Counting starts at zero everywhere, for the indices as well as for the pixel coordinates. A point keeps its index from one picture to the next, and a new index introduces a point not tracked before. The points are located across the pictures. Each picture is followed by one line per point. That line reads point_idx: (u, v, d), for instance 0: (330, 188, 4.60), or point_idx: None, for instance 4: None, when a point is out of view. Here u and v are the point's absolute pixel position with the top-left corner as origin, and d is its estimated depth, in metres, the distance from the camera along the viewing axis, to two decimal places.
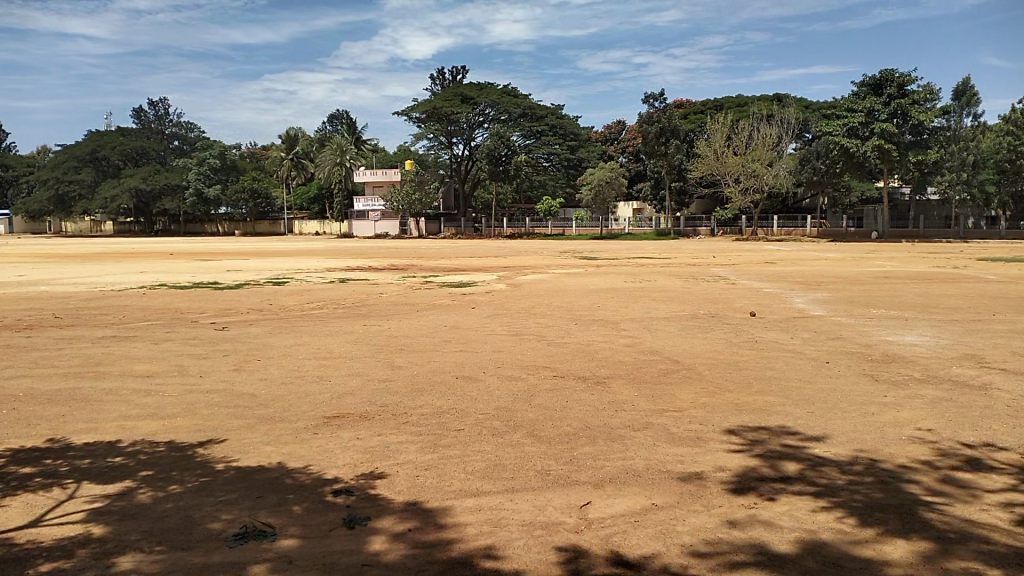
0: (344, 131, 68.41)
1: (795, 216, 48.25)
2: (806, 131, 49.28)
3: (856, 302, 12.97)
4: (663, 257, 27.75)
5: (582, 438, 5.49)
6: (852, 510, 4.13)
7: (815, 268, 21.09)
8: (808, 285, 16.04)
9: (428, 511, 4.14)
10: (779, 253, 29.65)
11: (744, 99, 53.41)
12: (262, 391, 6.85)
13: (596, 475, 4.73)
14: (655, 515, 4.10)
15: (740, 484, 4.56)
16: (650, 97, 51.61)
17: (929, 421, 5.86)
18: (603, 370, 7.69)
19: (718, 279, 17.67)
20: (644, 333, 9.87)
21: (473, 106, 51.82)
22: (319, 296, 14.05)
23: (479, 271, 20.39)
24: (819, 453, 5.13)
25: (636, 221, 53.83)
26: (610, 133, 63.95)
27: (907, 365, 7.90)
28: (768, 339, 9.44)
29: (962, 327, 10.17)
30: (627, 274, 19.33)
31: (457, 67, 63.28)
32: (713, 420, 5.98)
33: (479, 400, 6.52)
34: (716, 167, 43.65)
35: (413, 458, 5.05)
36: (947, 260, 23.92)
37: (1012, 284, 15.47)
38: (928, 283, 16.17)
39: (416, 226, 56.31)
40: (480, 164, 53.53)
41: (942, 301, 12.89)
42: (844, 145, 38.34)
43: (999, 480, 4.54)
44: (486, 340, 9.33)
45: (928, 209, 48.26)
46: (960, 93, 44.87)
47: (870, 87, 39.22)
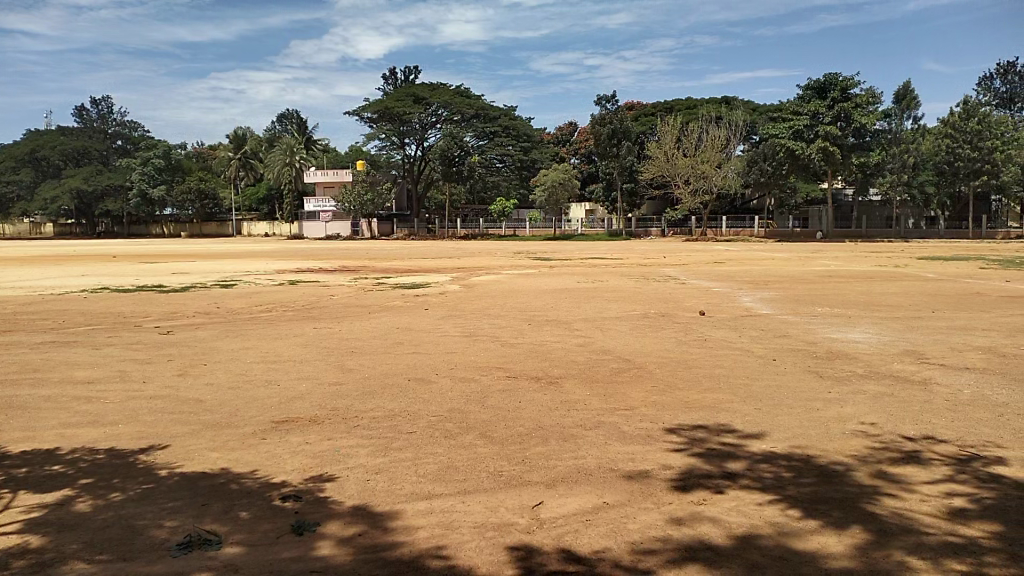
0: (294, 131, 67.28)
1: (743, 217, 49.05)
2: (753, 134, 50.10)
3: (802, 300, 13.25)
4: (614, 257, 27.90)
5: (535, 438, 5.48)
6: (798, 504, 4.20)
7: (763, 266, 21.54)
8: (755, 284, 16.32)
9: (376, 515, 4.09)
10: (729, 253, 30.11)
11: (693, 102, 54.12)
12: (208, 396, 6.69)
13: (548, 475, 4.73)
14: (606, 513, 4.11)
15: (688, 481, 4.61)
16: (602, 99, 51.96)
17: (871, 416, 6.02)
18: (556, 371, 7.68)
19: (669, 279, 17.81)
20: (597, 333, 9.92)
21: (426, 107, 51.77)
22: (268, 299, 13.80)
23: (433, 272, 20.21)
24: (763, 450, 5.21)
25: (589, 221, 54.11)
26: (562, 135, 64.18)
27: (851, 361, 8.09)
28: (717, 337, 9.57)
29: (904, 325, 10.45)
30: (580, 275, 19.43)
31: (408, 67, 62.91)
32: (663, 418, 6.03)
33: (431, 403, 6.47)
34: (667, 169, 44.35)
35: (364, 462, 4.98)
36: (888, 258, 24.67)
37: (950, 283, 15.94)
38: (870, 281, 16.56)
39: (368, 227, 55.84)
40: (433, 165, 53.37)
41: (884, 299, 13.24)
42: (789, 147, 39.26)
43: (935, 473, 4.69)
44: (438, 342, 9.27)
45: (870, 210, 49.47)
46: (901, 96, 46.33)
47: (815, 91, 40.16)
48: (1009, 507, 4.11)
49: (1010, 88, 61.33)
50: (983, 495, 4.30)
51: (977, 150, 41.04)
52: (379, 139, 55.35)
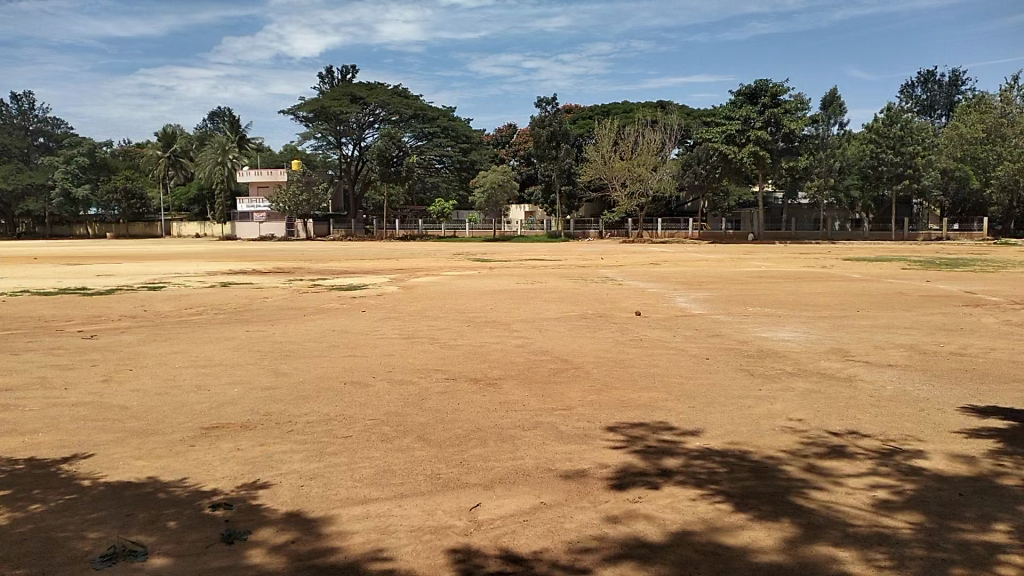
0: (227, 129, 65.67)
1: (677, 219, 50.01)
2: (688, 137, 51.12)
3: (734, 300, 13.58)
4: (554, 259, 28.07)
5: (473, 440, 5.46)
6: (729, 499, 4.29)
7: (698, 268, 21.98)
8: (690, 285, 16.62)
9: (311, 521, 4.01)
10: (664, 254, 30.71)
11: (630, 105, 54.98)
12: (135, 403, 6.45)
13: (485, 476, 4.72)
14: (544, 513, 4.12)
15: (624, 480, 4.66)
16: (542, 101, 52.25)
17: (800, 412, 6.19)
18: (495, 372, 7.68)
19: (607, 280, 18.01)
20: (535, 334, 9.97)
21: (363, 106, 51.20)
22: (199, 302, 13.41)
23: (369, 274, 19.97)
24: (696, 446, 5.31)
25: (528, 223, 54.45)
26: (501, 136, 64.34)
27: (780, 359, 8.33)
28: (653, 337, 9.73)
29: (831, 323, 10.83)
30: (520, 276, 19.52)
31: (346, 66, 62.16)
32: (600, 417, 6.09)
33: (368, 406, 6.38)
34: (604, 171, 44.95)
35: (298, 467, 4.88)
36: (816, 260, 25.49)
37: (875, 283, 16.53)
38: (800, 282, 17.08)
39: (304, 228, 54.83)
40: (371, 165, 52.96)
41: (812, 299, 13.68)
42: (722, 151, 40.17)
43: (860, 466, 4.85)
44: (375, 344, 9.17)
45: (798, 212, 51.11)
46: (828, 103, 48.03)
47: (746, 96, 41.09)
48: (930, 498, 4.28)
49: (930, 95, 64.17)
50: (904, 487, 4.48)
51: (899, 155, 43.03)
52: (316, 138, 54.59)
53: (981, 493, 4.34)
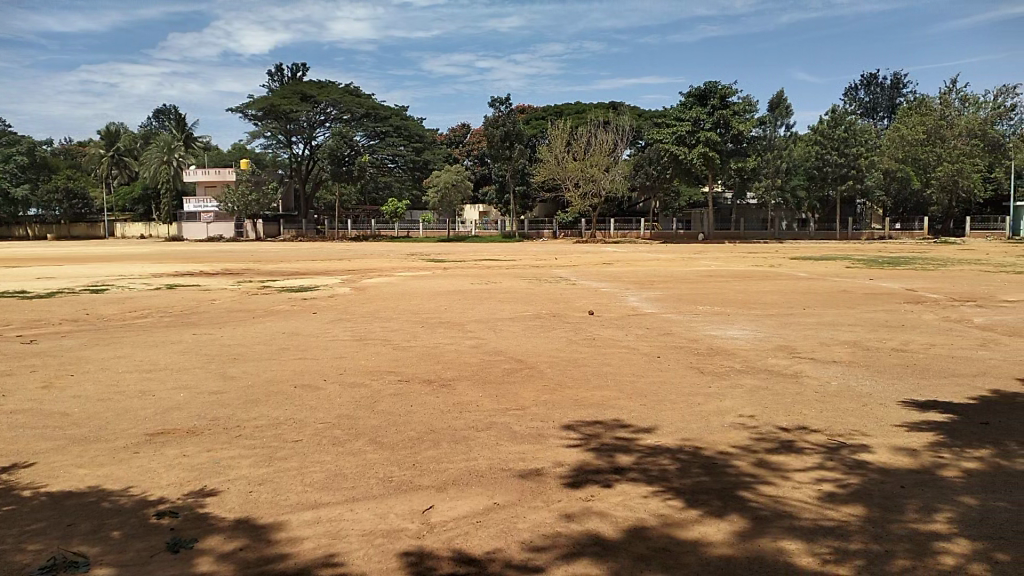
0: (172, 126, 64.09)
1: (629, 219, 50.49)
2: (639, 138, 51.60)
3: (685, 299, 13.76)
4: (508, 259, 28.13)
5: (427, 441, 5.44)
6: (680, 495, 4.35)
7: (649, 267, 22.25)
8: (641, 284, 16.81)
9: (260, 527, 3.94)
10: (616, 254, 30.92)
11: (582, 106, 55.36)
12: (76, 409, 6.25)
13: (438, 478, 4.70)
14: (497, 513, 4.12)
15: (577, 478, 4.68)
16: (495, 101, 52.26)
17: (748, 409, 6.31)
18: (449, 372, 7.66)
19: (560, 280, 18.09)
20: (488, 334, 9.96)
21: (314, 105, 50.56)
22: (143, 304, 13.06)
23: (321, 275, 19.65)
24: (649, 443, 5.37)
25: (482, 223, 54.29)
26: (455, 136, 64.11)
27: (729, 356, 8.48)
28: (606, 336, 9.80)
29: (778, 321, 11.07)
30: (474, 276, 19.48)
31: (296, 64, 61.34)
32: (554, 416, 6.12)
33: (319, 410, 6.29)
34: (557, 172, 45.21)
35: (246, 473, 4.79)
36: (763, 259, 26.02)
37: (821, 281, 16.94)
38: (748, 280, 17.39)
39: (253, 228, 53.65)
40: (322, 164, 52.31)
41: (760, 297, 13.96)
42: (672, 152, 40.70)
43: (806, 460, 4.97)
44: (326, 346, 9.05)
45: (746, 212, 52.07)
46: (775, 105, 49.10)
47: (696, 98, 41.64)
48: (873, 491, 4.39)
49: (872, 98, 65.99)
50: (849, 480, 4.59)
51: (843, 156, 44.12)
52: (265, 137, 53.69)
53: (922, 485, 4.47)
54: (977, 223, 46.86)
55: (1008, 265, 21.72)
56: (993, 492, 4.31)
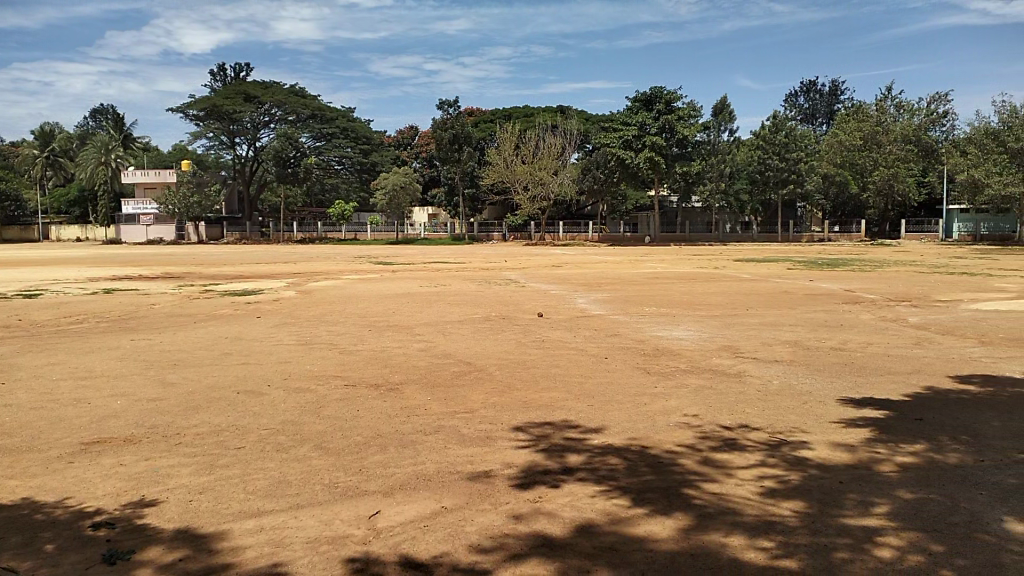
0: (110, 127, 62.27)
1: (578, 222, 50.84)
2: (587, 142, 52.04)
3: (633, 301, 13.93)
4: (457, 262, 28.12)
5: (373, 446, 5.38)
6: (628, 494, 4.39)
7: (597, 270, 22.47)
8: (590, 287, 16.94)
9: (201, 537, 3.84)
10: (565, 257, 31.09)
11: (530, 109, 55.62)
12: (6, 419, 6.01)
13: (385, 483, 4.65)
14: (445, 517, 4.10)
15: (526, 479, 4.69)
16: (444, 104, 52.13)
17: (693, 408, 6.41)
18: (396, 376, 7.59)
19: (509, 283, 18.13)
20: (437, 337, 9.92)
21: (258, 105, 49.74)
22: (78, 310, 12.63)
23: (266, 278, 19.31)
24: (596, 443, 5.42)
25: (431, 225, 53.96)
26: (403, 139, 63.76)
27: (675, 357, 8.61)
28: (554, 338, 9.85)
29: (722, 321, 11.29)
30: (422, 279, 19.36)
31: (239, 64, 60.35)
32: (502, 419, 6.11)
33: (262, 416, 6.17)
34: (506, 174, 45.26)
35: (186, 482, 4.66)
36: (709, 261, 26.48)
37: (763, 283, 17.33)
38: (693, 282, 17.68)
39: (195, 231, 52.16)
40: (266, 166, 51.34)
41: (705, 298, 14.21)
42: (619, 155, 41.20)
43: (750, 458, 5.07)
44: (271, 351, 8.89)
45: (691, 216, 52.96)
46: (719, 110, 50.12)
47: (642, 103, 42.03)
48: (812, 486, 4.50)
49: (811, 104, 67.93)
50: (791, 476, 4.71)
51: (784, 161, 45.40)
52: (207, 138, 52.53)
53: (859, 480, 4.60)
54: (911, 225, 48.72)
55: (940, 267, 22.57)
56: (927, 487, 4.45)
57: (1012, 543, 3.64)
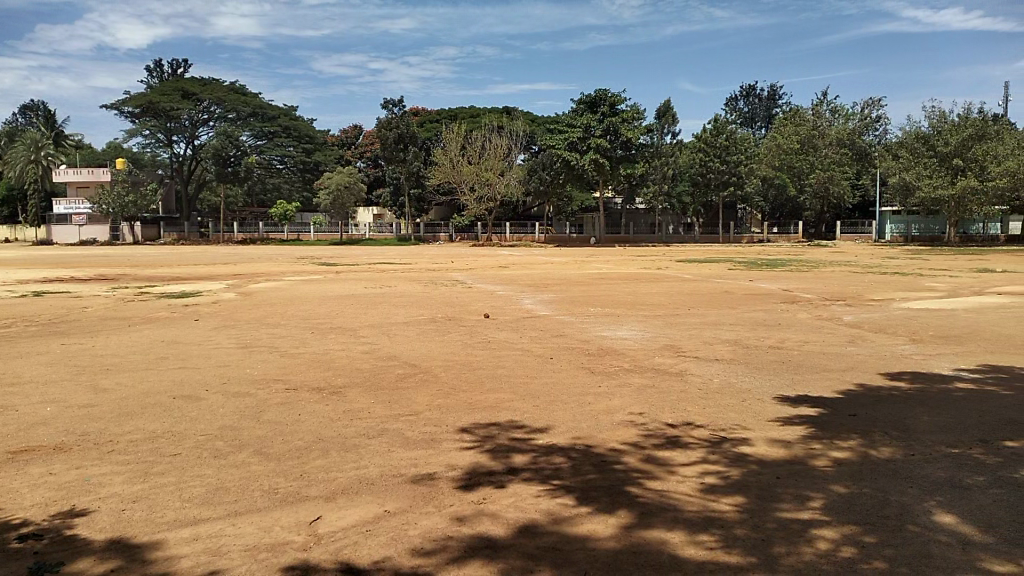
0: (41, 123, 60.12)
1: (525, 223, 51.05)
2: (532, 144, 52.34)
3: (578, 301, 14.05)
4: (402, 262, 28.00)
5: (314, 451, 5.30)
6: (572, 493, 4.41)
7: (543, 270, 22.61)
8: (536, 287, 17.04)
9: (134, 547, 3.73)
10: (511, 257, 31.17)
11: (476, 110, 55.55)
12: None
13: (327, 488, 4.57)
14: (388, 521, 4.06)
15: (470, 480, 4.68)
16: (389, 104, 51.82)
17: (636, 407, 6.48)
18: (340, 379, 7.50)
19: (455, 284, 18.09)
20: (382, 339, 9.82)
21: (196, 103, 48.53)
22: (4, 313, 12.15)
23: (205, 280, 18.90)
24: (541, 443, 5.44)
25: (376, 226, 53.46)
26: (347, 138, 63.16)
27: (619, 356, 8.72)
28: (500, 339, 9.86)
29: (665, 321, 11.46)
30: (367, 280, 19.18)
31: (177, 60, 59.00)
32: (447, 420, 6.09)
33: (200, 421, 6.02)
34: (452, 175, 45.09)
35: (119, 490, 4.52)
36: (652, 262, 26.87)
37: (705, 283, 17.67)
38: (636, 283, 17.94)
39: (130, 232, 50.49)
40: (205, 164, 50.21)
41: (648, 299, 14.43)
42: (565, 157, 41.49)
43: (692, 455, 5.15)
44: (210, 354, 8.69)
45: (636, 217, 53.62)
46: (662, 113, 50.92)
47: (586, 105, 42.42)
48: (750, 482, 4.60)
49: (751, 109, 69.55)
50: (731, 472, 4.81)
51: (725, 163, 46.21)
52: (143, 136, 51.08)
53: (795, 475, 4.72)
54: (846, 227, 50.02)
55: (872, 267, 23.31)
56: (859, 481, 4.59)
57: (939, 534, 3.78)
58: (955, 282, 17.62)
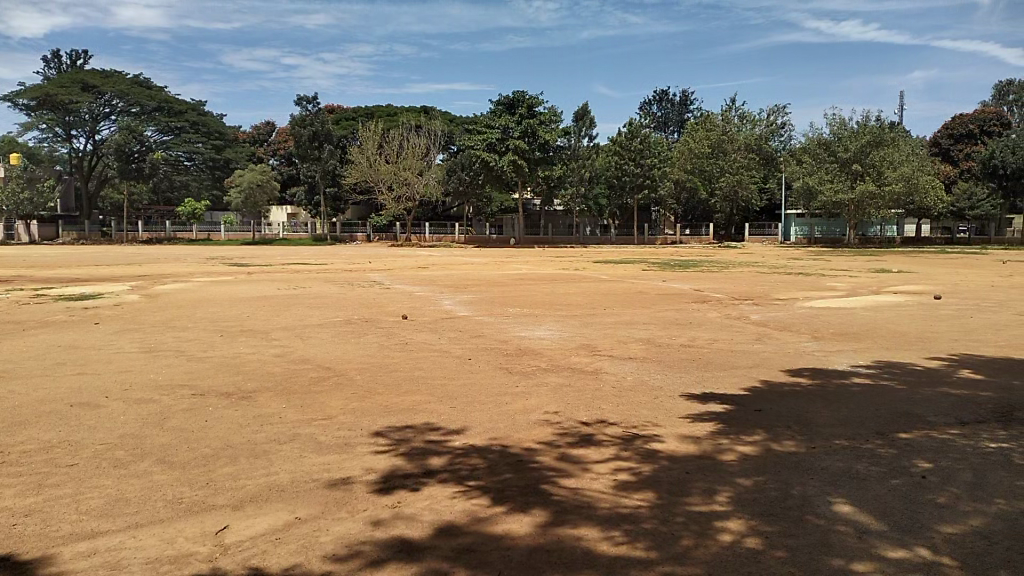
0: None
1: (444, 223, 50.92)
2: (451, 144, 52.22)
3: (497, 302, 14.09)
4: (318, 263, 27.48)
5: (222, 458, 5.14)
6: (488, 494, 4.42)
7: (463, 271, 22.61)
8: (455, 288, 17.01)
9: (24, 564, 3.53)
10: (431, 258, 31.04)
11: (393, 109, 54.95)
12: None
13: (236, 496, 4.44)
14: (298, 528, 3.97)
15: (385, 484, 4.63)
16: (302, 100, 50.71)
17: (552, 406, 6.54)
18: (251, 384, 7.28)
19: (373, 284, 17.86)
20: (295, 342, 9.59)
21: (96, 96, 46.01)
22: None
23: (107, 282, 18.00)
24: (457, 444, 5.43)
25: (290, 225, 52.45)
26: (260, 134, 61.56)
27: (536, 356, 8.80)
28: (418, 340, 9.79)
29: (581, 321, 11.62)
30: (281, 281, 18.71)
31: (76, 51, 56.20)
32: (361, 424, 6.00)
33: (99, 430, 5.75)
34: (369, 174, 44.45)
35: (7, 505, 4.26)
36: (570, 263, 27.27)
37: (621, 283, 18.01)
38: (555, 283, 18.14)
39: (26, 230, 48.14)
40: (106, 161, 48.63)
41: (565, 299, 14.61)
42: (484, 158, 41.49)
43: (605, 452, 5.24)
44: (110, 359, 8.30)
45: (554, 219, 54.10)
46: (580, 116, 51.60)
47: (505, 106, 42.61)
48: (661, 478, 4.71)
49: (664, 113, 71.35)
50: (643, 468, 4.92)
51: (639, 166, 47.21)
52: (39, 129, 48.30)
53: (704, 469, 4.87)
54: (754, 229, 51.76)
55: (779, 268, 24.21)
56: (764, 474, 4.78)
57: (838, 523, 3.96)
58: (855, 282, 18.52)
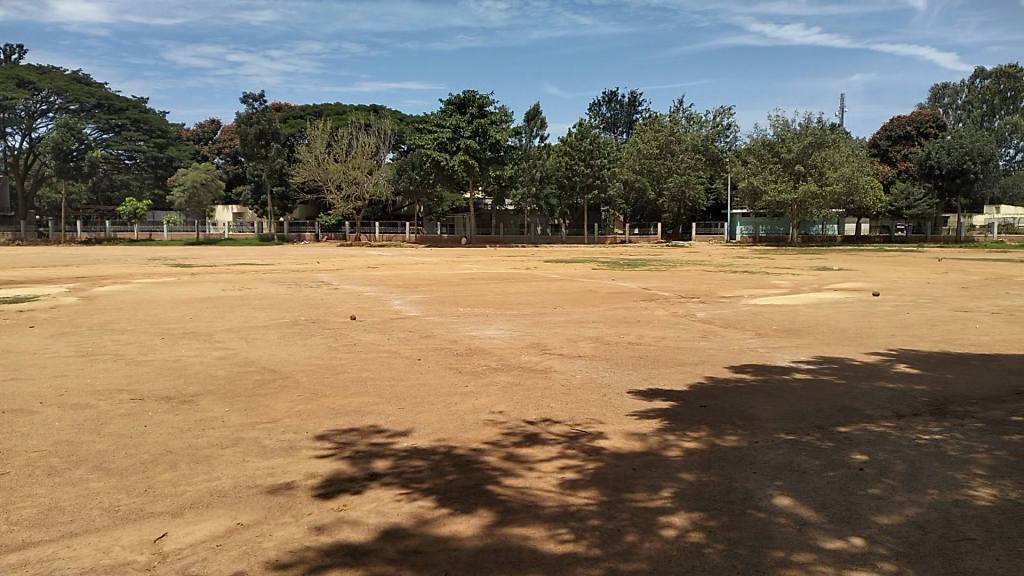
0: None
1: (394, 223, 50.65)
2: (401, 143, 51.89)
3: (447, 302, 14.08)
4: (265, 263, 27.14)
5: (162, 464, 5.02)
6: (433, 495, 4.41)
7: (412, 271, 22.55)
8: (405, 288, 16.94)
9: None
10: (381, 258, 30.84)
11: (343, 108, 54.42)
12: None
13: (175, 503, 4.35)
14: (240, 534, 3.91)
15: (329, 488, 4.58)
16: (248, 97, 49.80)
17: (501, 405, 6.56)
18: (193, 388, 7.13)
19: (321, 285, 17.69)
20: (239, 344, 9.43)
21: (33, 92, 44.45)
22: None
23: (43, 283, 17.43)
24: (404, 446, 5.41)
25: (236, 225, 51.81)
26: (204, 132, 60.40)
27: (486, 356, 8.81)
28: (366, 341, 9.73)
29: (531, 320, 11.67)
30: (226, 282, 18.40)
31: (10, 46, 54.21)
32: (307, 427, 5.94)
33: (31, 437, 5.56)
34: (317, 173, 43.85)
35: None
36: (520, 262, 27.38)
37: (569, 282, 18.18)
38: (506, 282, 18.22)
39: None
40: (44, 159, 47.07)
41: (514, 298, 14.68)
42: (434, 158, 41.30)
43: (551, 451, 5.28)
44: (45, 364, 8.03)
45: (506, 218, 54.14)
46: (531, 117, 51.84)
47: (455, 106, 42.52)
48: (606, 475, 4.77)
49: (613, 113, 72.13)
50: (588, 465, 4.97)
51: (589, 167, 47.71)
52: None
53: (648, 466, 4.94)
54: (701, 228, 52.69)
55: (724, 266, 24.69)
56: (707, 469, 4.86)
57: (778, 516, 4.05)
58: (797, 280, 18.97)
